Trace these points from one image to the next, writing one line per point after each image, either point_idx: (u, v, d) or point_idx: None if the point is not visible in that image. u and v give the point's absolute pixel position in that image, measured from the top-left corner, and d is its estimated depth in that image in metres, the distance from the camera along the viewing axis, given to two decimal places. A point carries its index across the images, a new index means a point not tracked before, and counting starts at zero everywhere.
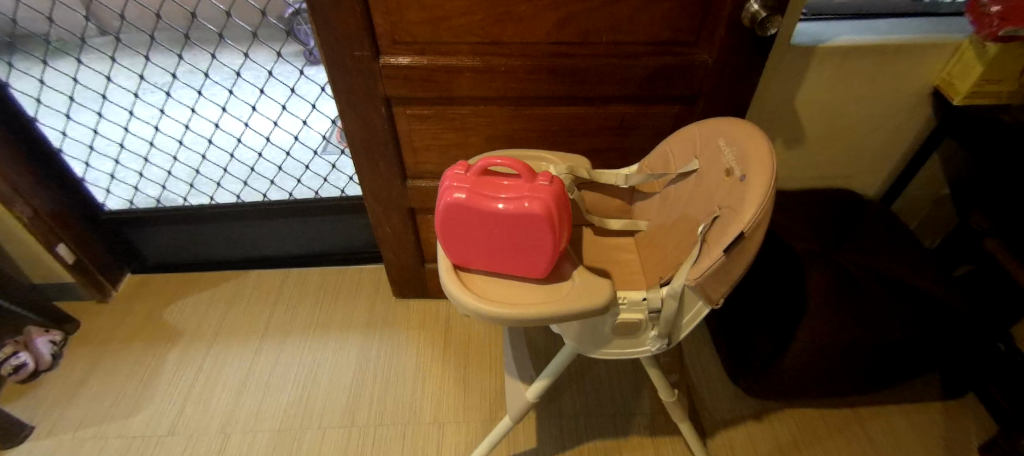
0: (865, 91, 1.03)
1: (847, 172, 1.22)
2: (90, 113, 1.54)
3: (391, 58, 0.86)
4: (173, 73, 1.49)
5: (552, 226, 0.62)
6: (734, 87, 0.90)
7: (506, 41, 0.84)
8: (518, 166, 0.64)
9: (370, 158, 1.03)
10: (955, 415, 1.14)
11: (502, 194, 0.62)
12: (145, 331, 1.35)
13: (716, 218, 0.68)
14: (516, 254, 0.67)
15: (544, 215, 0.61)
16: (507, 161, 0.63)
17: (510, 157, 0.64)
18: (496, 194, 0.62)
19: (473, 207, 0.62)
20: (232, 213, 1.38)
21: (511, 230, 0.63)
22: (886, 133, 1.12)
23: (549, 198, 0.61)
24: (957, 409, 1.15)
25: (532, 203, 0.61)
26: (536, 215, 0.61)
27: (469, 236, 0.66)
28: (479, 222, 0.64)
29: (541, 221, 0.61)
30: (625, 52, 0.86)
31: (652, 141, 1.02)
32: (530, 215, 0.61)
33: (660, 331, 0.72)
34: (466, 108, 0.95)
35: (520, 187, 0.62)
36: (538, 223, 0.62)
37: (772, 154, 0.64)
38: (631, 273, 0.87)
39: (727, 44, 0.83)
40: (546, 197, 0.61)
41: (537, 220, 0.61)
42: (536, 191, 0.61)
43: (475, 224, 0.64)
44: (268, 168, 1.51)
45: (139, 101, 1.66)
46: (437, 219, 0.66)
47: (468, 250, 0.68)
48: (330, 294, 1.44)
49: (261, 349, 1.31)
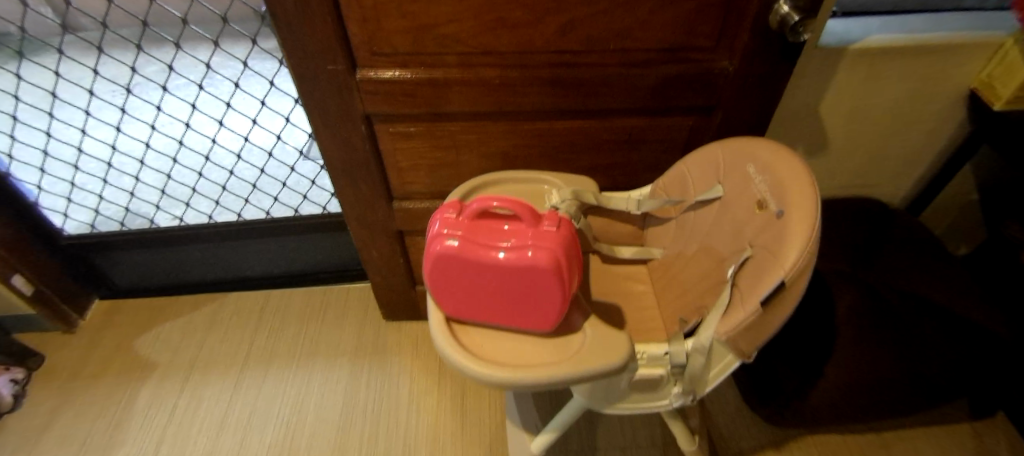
0: (897, 95, 0.93)
1: (872, 180, 1.12)
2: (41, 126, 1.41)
3: (370, 71, 0.75)
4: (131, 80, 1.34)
5: (561, 279, 0.53)
6: (757, 97, 0.81)
7: (500, 50, 0.73)
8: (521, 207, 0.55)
9: (351, 180, 0.92)
10: (985, 436, 1.07)
11: (503, 240, 0.53)
12: (115, 365, 1.25)
13: (749, 258, 0.60)
14: (518, 308, 0.57)
15: (552, 267, 0.52)
16: (509, 202, 0.53)
17: (512, 198, 0.53)
18: (495, 241, 0.53)
19: (471, 256, 0.53)
20: (205, 235, 1.27)
21: (512, 282, 0.54)
22: (915, 139, 1.03)
23: (557, 247, 0.52)
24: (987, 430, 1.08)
25: (537, 254, 0.52)
26: (542, 267, 0.52)
27: (462, 288, 0.56)
28: (474, 274, 0.54)
29: (547, 274, 0.52)
30: (635, 60, 0.76)
31: (663, 156, 0.92)
32: (534, 268, 0.52)
33: (683, 388, 0.62)
34: (456, 124, 0.85)
35: (523, 233, 0.53)
36: (545, 276, 0.53)
37: (815, 187, 0.55)
38: (645, 309, 0.78)
39: (752, 50, 0.73)
40: (554, 246, 0.52)
41: (543, 273, 0.52)
42: (541, 238, 0.52)
43: (469, 276, 0.55)
44: (240, 186, 1.36)
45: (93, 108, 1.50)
46: (425, 268, 0.56)
47: (462, 303, 0.58)
48: (316, 318, 1.35)
49: (241, 383, 1.21)
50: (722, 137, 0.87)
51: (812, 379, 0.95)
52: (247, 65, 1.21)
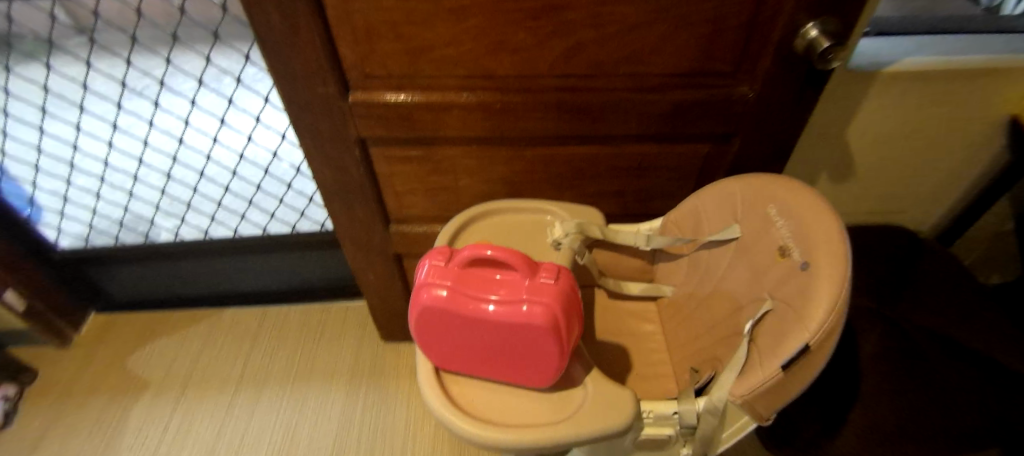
0: (931, 121, 0.86)
1: (899, 207, 1.05)
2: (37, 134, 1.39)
3: (363, 94, 0.71)
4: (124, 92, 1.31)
5: (559, 336, 0.48)
6: (779, 124, 0.75)
7: (501, 74, 0.68)
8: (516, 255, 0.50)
9: (346, 204, 0.88)
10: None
11: (495, 293, 0.48)
12: (107, 383, 1.22)
13: (769, 311, 0.54)
14: (512, 363, 0.52)
15: (548, 325, 0.47)
16: (502, 251, 0.48)
17: (506, 246, 0.48)
18: (487, 294, 0.48)
19: (459, 310, 0.48)
20: (201, 251, 1.24)
21: (505, 338, 0.49)
22: (947, 167, 0.96)
23: (555, 303, 0.47)
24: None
25: (533, 310, 0.47)
26: (537, 325, 0.47)
27: (451, 340, 0.52)
28: (463, 328, 0.50)
29: (544, 331, 0.47)
30: (646, 85, 0.70)
31: (676, 183, 0.87)
32: (529, 325, 0.47)
33: (693, 450, 0.56)
34: (455, 148, 0.80)
35: (517, 286, 0.48)
36: (541, 334, 0.48)
37: (844, 238, 0.50)
38: (654, 352, 0.73)
39: (775, 75, 0.67)
40: (551, 302, 0.47)
41: (539, 330, 0.47)
42: (537, 292, 0.47)
43: (458, 329, 0.50)
44: (236, 203, 1.33)
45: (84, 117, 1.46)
46: (411, 319, 0.52)
47: (451, 355, 0.54)
48: (314, 336, 1.31)
49: (234, 405, 1.17)
50: (740, 166, 0.81)
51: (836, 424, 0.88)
52: (240, 80, 1.16)
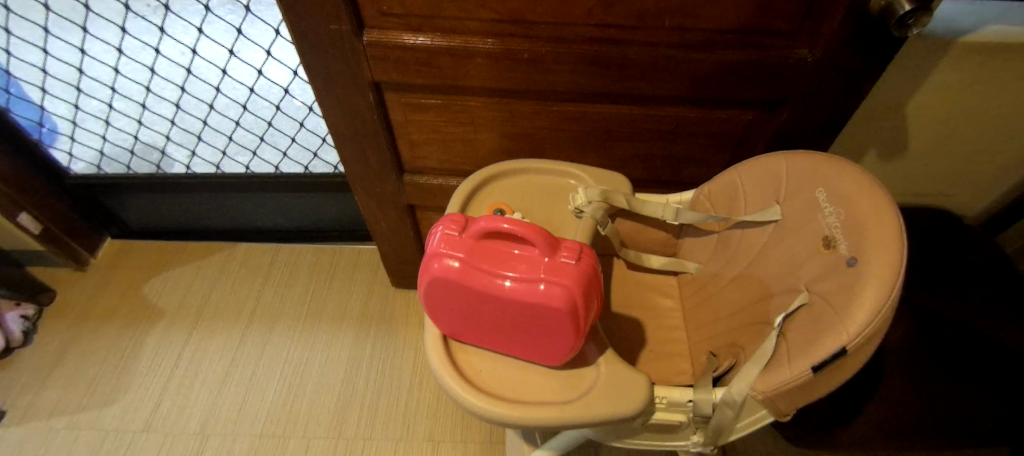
0: (1006, 101, 0.77)
1: (949, 191, 0.98)
2: (42, 51, 1.33)
3: (379, 35, 0.65)
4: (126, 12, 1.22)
5: (575, 318, 0.46)
6: (836, 94, 0.67)
7: (533, 19, 0.61)
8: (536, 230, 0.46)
9: (358, 150, 0.84)
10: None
11: (511, 271, 0.45)
12: (123, 310, 1.25)
13: (803, 306, 0.50)
14: (524, 337, 0.51)
15: (565, 308, 0.45)
16: (520, 227, 0.44)
17: (525, 221, 0.45)
18: (502, 270, 0.46)
19: (472, 284, 0.46)
20: (213, 185, 1.22)
21: (518, 315, 0.48)
22: (1013, 151, 0.87)
23: (574, 285, 0.45)
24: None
25: (550, 291, 0.45)
26: (553, 307, 0.45)
27: (462, 311, 0.50)
28: (475, 301, 0.48)
29: (560, 313, 0.45)
30: (694, 41, 0.63)
31: (712, 151, 0.80)
32: (545, 306, 0.45)
33: (705, 438, 0.55)
34: (476, 99, 0.74)
35: (534, 264, 0.45)
36: (557, 315, 0.46)
37: (903, 235, 0.44)
38: (670, 328, 0.70)
39: (842, 39, 0.59)
40: (570, 284, 0.44)
41: (555, 312, 0.45)
42: (555, 272, 0.45)
43: (470, 302, 0.48)
44: (247, 138, 1.28)
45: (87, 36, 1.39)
46: (422, 287, 0.50)
47: (461, 324, 0.53)
48: (324, 277, 1.31)
49: (245, 339, 1.20)
50: (785, 137, 0.74)
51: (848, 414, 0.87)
52: (248, 8, 1.07)
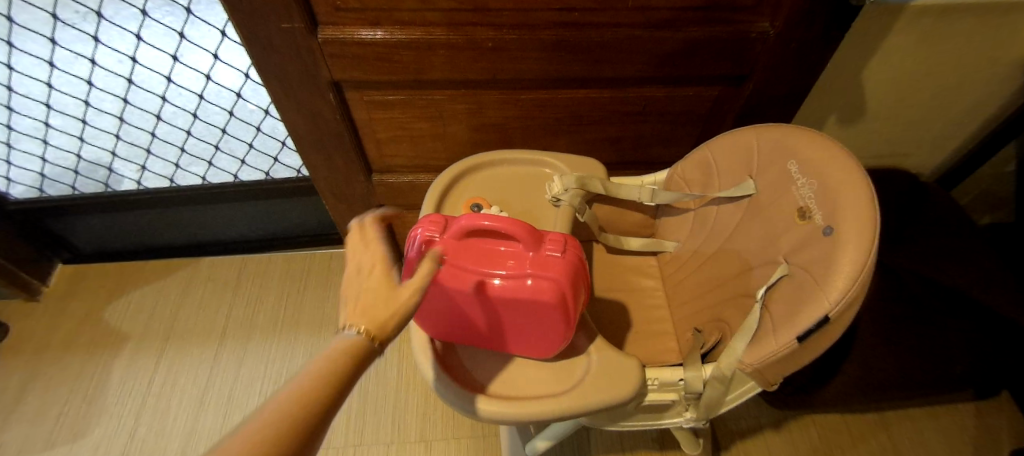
0: (953, 62, 0.80)
1: (904, 151, 1.02)
2: None
3: (334, 31, 0.61)
4: (54, 19, 1.13)
5: (564, 310, 0.46)
6: (798, 65, 0.68)
7: (495, 7, 0.59)
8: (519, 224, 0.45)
9: (323, 154, 0.80)
10: (999, 412, 1.02)
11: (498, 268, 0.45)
12: (84, 338, 1.18)
13: (783, 277, 0.51)
14: (514, 334, 0.51)
15: (555, 301, 0.45)
16: (502, 224, 0.43)
17: (507, 217, 0.44)
18: (489, 269, 0.45)
19: (460, 285, 0.46)
20: (170, 200, 1.16)
21: (509, 312, 0.48)
22: (960, 109, 0.91)
23: (562, 278, 0.44)
24: (1006, 408, 1.02)
25: (538, 286, 0.44)
26: (543, 300, 0.45)
27: (449, 311, 0.50)
28: (462, 301, 0.47)
29: (549, 308, 0.45)
30: (659, 20, 0.62)
31: (681, 129, 0.81)
32: (535, 301, 0.45)
33: (698, 413, 0.56)
34: (442, 92, 0.72)
35: (520, 260, 0.45)
36: (546, 309, 0.46)
37: (873, 201, 0.46)
38: (653, 308, 0.71)
39: (802, 10, 0.59)
40: (558, 278, 0.44)
41: (545, 306, 0.45)
42: (542, 267, 0.44)
43: (457, 302, 0.48)
44: (201, 147, 1.22)
45: (11, 49, 1.28)
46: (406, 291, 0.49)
47: (447, 324, 0.52)
48: (298, 285, 1.27)
49: (220, 355, 1.16)
50: (750, 110, 0.75)
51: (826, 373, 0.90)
52: (188, 9, 1.01)
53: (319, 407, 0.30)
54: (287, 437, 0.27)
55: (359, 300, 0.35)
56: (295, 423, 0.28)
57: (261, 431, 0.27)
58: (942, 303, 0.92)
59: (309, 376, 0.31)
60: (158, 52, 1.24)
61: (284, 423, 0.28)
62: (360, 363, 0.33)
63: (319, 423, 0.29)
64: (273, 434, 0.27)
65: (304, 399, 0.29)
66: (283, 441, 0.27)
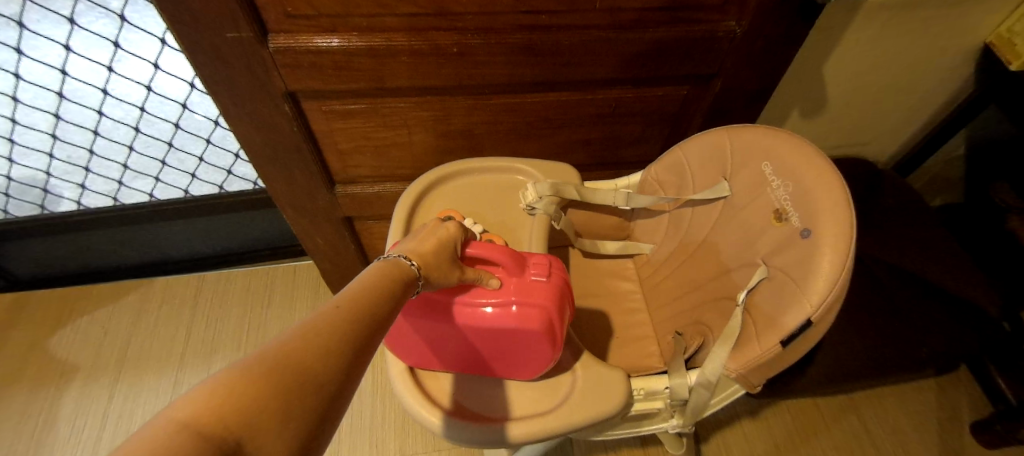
0: (907, 54, 0.83)
1: (863, 140, 1.05)
2: None
3: (286, 38, 0.57)
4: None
5: (550, 337, 0.46)
6: (763, 63, 0.68)
7: (458, 11, 0.56)
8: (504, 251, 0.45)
9: (280, 168, 0.75)
10: (956, 387, 1.07)
11: (486, 297, 0.44)
12: (27, 372, 1.09)
13: (763, 280, 0.50)
14: (501, 363, 0.50)
15: (541, 328, 0.45)
16: (487, 250, 0.43)
17: (491, 244, 0.44)
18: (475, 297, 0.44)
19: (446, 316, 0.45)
20: (116, 218, 1.08)
21: (495, 340, 0.47)
22: (913, 99, 0.95)
23: (547, 304, 0.45)
24: (962, 382, 1.08)
25: (524, 313, 0.44)
26: (530, 328, 0.45)
27: (434, 344, 0.49)
28: (448, 334, 0.47)
29: (536, 335, 0.45)
30: (628, 20, 0.61)
31: (650, 129, 0.80)
32: (522, 329, 0.45)
33: (684, 420, 0.56)
34: (406, 99, 0.69)
35: (506, 287, 0.45)
36: (533, 337, 0.46)
37: (849, 201, 0.46)
38: (633, 313, 0.71)
39: (767, 9, 0.59)
40: (543, 303, 0.44)
41: (531, 334, 0.45)
42: (527, 293, 0.44)
43: (443, 334, 0.47)
44: (145, 162, 1.14)
45: None
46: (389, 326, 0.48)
47: (432, 357, 0.51)
48: (261, 302, 1.20)
49: (181, 379, 1.09)
50: (719, 109, 0.75)
51: (800, 362, 0.92)
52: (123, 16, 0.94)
53: (357, 341, 0.27)
54: (323, 364, 0.25)
55: (427, 242, 0.39)
56: (331, 350, 0.26)
57: (295, 351, 0.25)
58: (904, 287, 0.96)
59: (343, 308, 0.28)
60: (91, 61, 1.14)
61: (324, 349, 0.25)
62: (397, 276, 0.33)
63: (356, 357, 0.27)
64: (312, 357, 0.25)
65: (342, 328, 0.27)
66: (327, 358, 0.25)
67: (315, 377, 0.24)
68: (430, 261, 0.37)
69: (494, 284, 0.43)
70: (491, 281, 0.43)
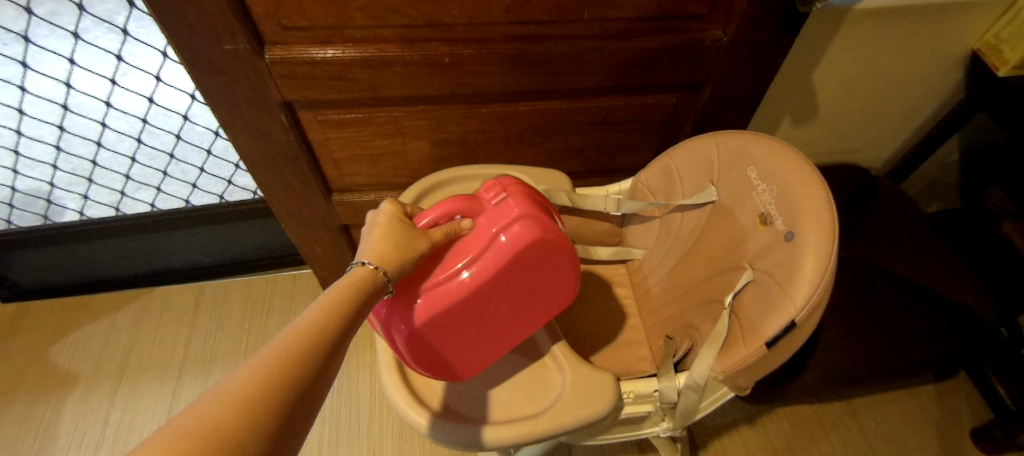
0: (895, 61, 0.84)
1: (856, 146, 1.06)
2: None
3: (282, 50, 0.59)
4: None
5: (549, 237, 0.48)
6: (751, 71, 0.69)
7: (450, 22, 0.58)
8: (456, 209, 0.48)
9: (277, 176, 0.77)
10: (956, 393, 1.06)
11: (465, 254, 0.47)
12: (28, 381, 1.10)
13: (750, 282, 0.51)
14: (530, 300, 0.52)
15: (534, 234, 0.47)
16: (437, 213, 0.47)
17: (436, 211, 0.47)
18: (452, 267, 0.47)
19: (456, 297, 0.47)
20: (118, 228, 1.09)
21: (498, 293, 0.49)
22: (904, 106, 0.96)
23: (520, 213, 0.47)
24: (962, 388, 1.07)
25: (512, 237, 0.47)
26: (528, 241, 0.47)
27: (466, 335, 0.51)
28: (469, 312, 0.49)
29: (535, 247, 0.48)
30: (617, 30, 0.62)
31: (643, 136, 0.81)
32: (522, 249, 0.47)
33: (675, 423, 0.57)
34: (401, 108, 0.70)
35: (479, 228, 0.48)
36: (534, 251, 0.48)
37: (830, 203, 0.46)
38: (625, 317, 0.71)
39: (752, 19, 0.61)
40: (518, 215, 0.47)
41: (530, 249, 0.47)
42: (498, 220, 0.47)
43: (467, 317, 0.49)
44: (147, 173, 1.16)
45: None
46: (420, 354, 0.50)
47: (476, 350, 0.53)
48: (260, 311, 1.21)
49: (181, 388, 1.10)
50: (709, 115, 0.76)
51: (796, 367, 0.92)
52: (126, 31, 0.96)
53: (309, 369, 0.29)
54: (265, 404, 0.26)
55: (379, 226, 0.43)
56: (275, 389, 0.27)
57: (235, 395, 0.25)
58: (900, 292, 0.96)
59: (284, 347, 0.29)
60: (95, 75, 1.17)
61: (274, 381, 0.27)
62: (359, 284, 0.37)
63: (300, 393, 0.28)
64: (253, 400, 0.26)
65: (288, 367, 0.28)
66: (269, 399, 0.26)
67: (257, 421, 0.25)
68: (390, 253, 0.40)
69: (467, 223, 0.47)
70: (462, 225, 0.47)
